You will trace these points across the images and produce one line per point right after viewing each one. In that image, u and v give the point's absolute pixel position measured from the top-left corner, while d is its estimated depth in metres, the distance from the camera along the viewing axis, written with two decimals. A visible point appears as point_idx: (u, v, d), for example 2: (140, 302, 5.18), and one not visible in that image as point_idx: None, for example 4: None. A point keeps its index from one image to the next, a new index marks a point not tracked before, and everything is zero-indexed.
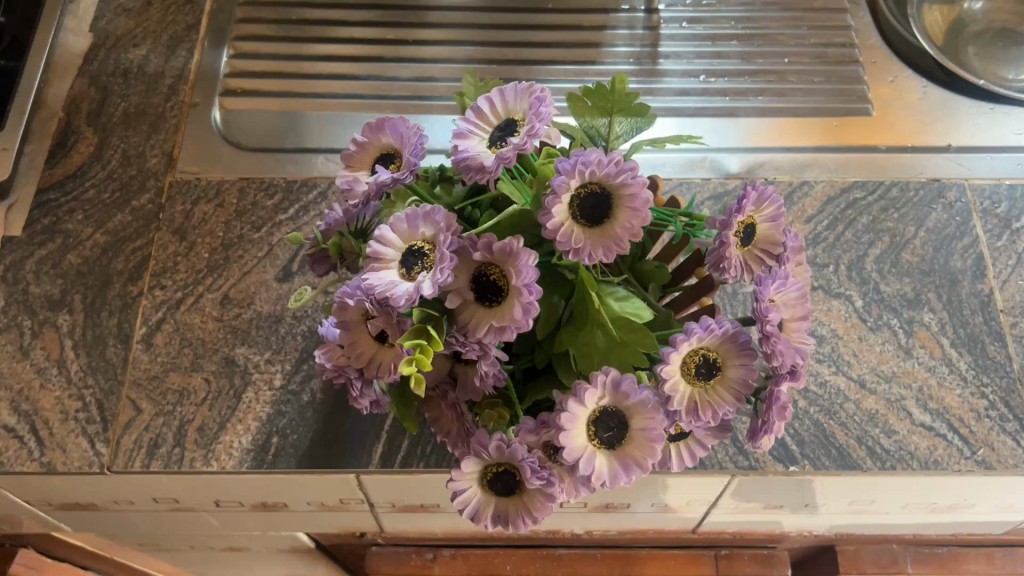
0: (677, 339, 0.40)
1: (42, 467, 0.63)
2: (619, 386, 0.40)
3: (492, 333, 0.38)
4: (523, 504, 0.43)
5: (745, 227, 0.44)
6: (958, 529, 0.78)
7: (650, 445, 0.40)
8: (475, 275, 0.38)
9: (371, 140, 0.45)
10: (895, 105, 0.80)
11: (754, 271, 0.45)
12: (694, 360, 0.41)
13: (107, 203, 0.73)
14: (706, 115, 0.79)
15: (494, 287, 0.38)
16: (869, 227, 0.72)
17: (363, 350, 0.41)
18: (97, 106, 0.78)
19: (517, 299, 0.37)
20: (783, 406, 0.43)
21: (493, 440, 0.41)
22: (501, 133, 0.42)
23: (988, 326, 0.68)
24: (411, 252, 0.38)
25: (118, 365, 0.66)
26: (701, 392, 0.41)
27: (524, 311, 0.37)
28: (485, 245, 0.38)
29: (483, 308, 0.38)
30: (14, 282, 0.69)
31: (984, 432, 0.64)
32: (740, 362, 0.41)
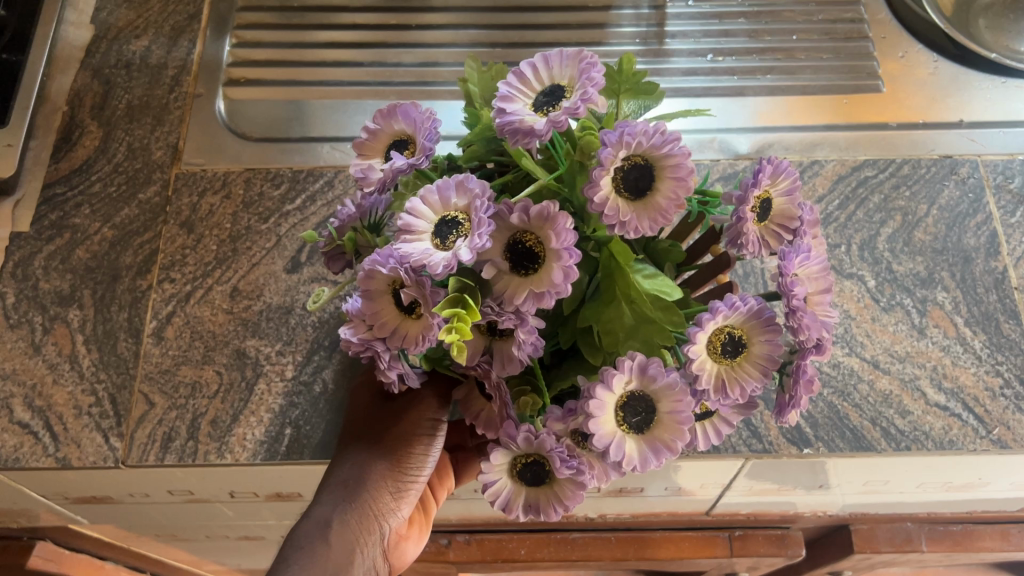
0: (704, 319, 0.39)
1: (57, 462, 0.63)
2: (647, 368, 0.39)
3: (531, 300, 0.37)
4: (555, 495, 0.44)
5: (762, 201, 0.43)
6: (973, 507, 0.78)
7: (679, 428, 0.39)
8: (509, 244, 0.38)
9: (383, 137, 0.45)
10: (906, 81, 0.79)
11: (771, 246, 0.44)
12: (720, 338, 0.40)
13: (114, 197, 0.73)
14: (714, 95, 0.78)
15: (530, 254, 0.37)
16: (881, 206, 0.71)
17: (387, 321, 0.40)
18: (101, 99, 0.78)
19: (557, 263, 0.37)
20: (810, 380, 0.43)
21: (521, 432, 0.41)
22: (546, 100, 0.40)
23: (1002, 304, 0.67)
24: (445, 222, 0.37)
25: (130, 360, 0.66)
26: (727, 371, 0.41)
27: (564, 276, 0.37)
28: (522, 209, 0.37)
29: (518, 276, 0.38)
30: (24, 278, 0.69)
31: (999, 411, 0.63)
32: (766, 338, 0.40)
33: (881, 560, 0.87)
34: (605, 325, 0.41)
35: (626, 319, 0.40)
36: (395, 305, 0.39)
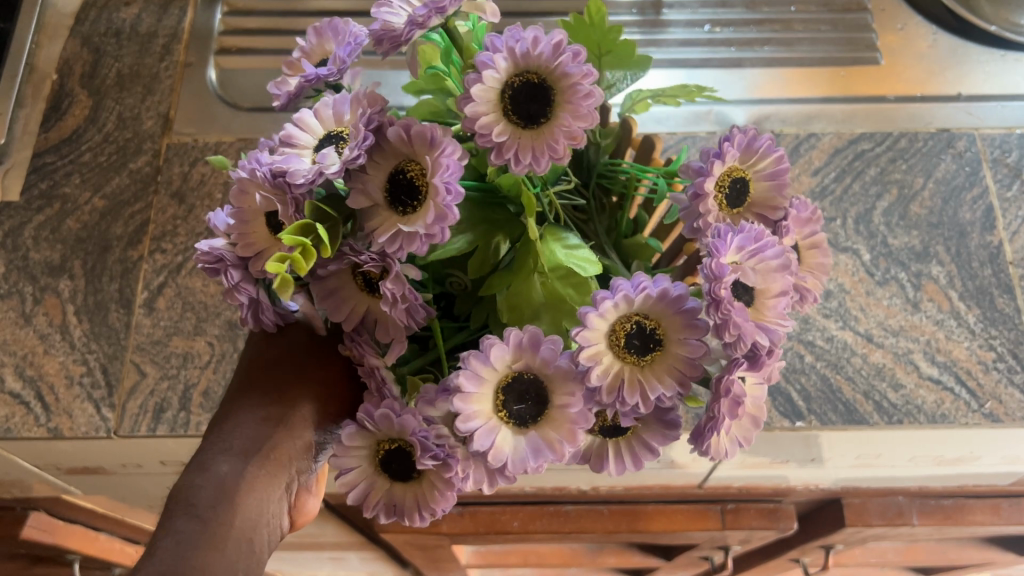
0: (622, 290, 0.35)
1: (49, 432, 0.63)
2: (539, 350, 0.35)
3: (397, 240, 0.34)
4: (420, 494, 0.39)
5: (729, 182, 0.40)
6: (964, 481, 0.79)
7: (571, 428, 0.35)
8: (391, 175, 0.35)
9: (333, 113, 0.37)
10: (904, 54, 0.78)
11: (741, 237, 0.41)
12: (625, 328, 0.35)
13: (104, 166, 0.72)
14: (711, 67, 0.77)
15: (410, 188, 0.34)
16: (877, 179, 0.71)
17: (256, 242, 0.37)
18: (91, 67, 0.77)
19: (433, 202, 0.34)
20: (736, 399, 0.36)
21: (380, 408, 0.37)
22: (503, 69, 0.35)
23: (997, 279, 0.67)
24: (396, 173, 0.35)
25: (122, 331, 0.66)
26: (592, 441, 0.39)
27: (439, 215, 0.34)
28: (404, 132, 0.34)
29: (394, 212, 0.35)
30: (14, 248, 0.69)
31: (992, 385, 0.63)
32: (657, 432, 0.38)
33: (872, 533, 0.88)
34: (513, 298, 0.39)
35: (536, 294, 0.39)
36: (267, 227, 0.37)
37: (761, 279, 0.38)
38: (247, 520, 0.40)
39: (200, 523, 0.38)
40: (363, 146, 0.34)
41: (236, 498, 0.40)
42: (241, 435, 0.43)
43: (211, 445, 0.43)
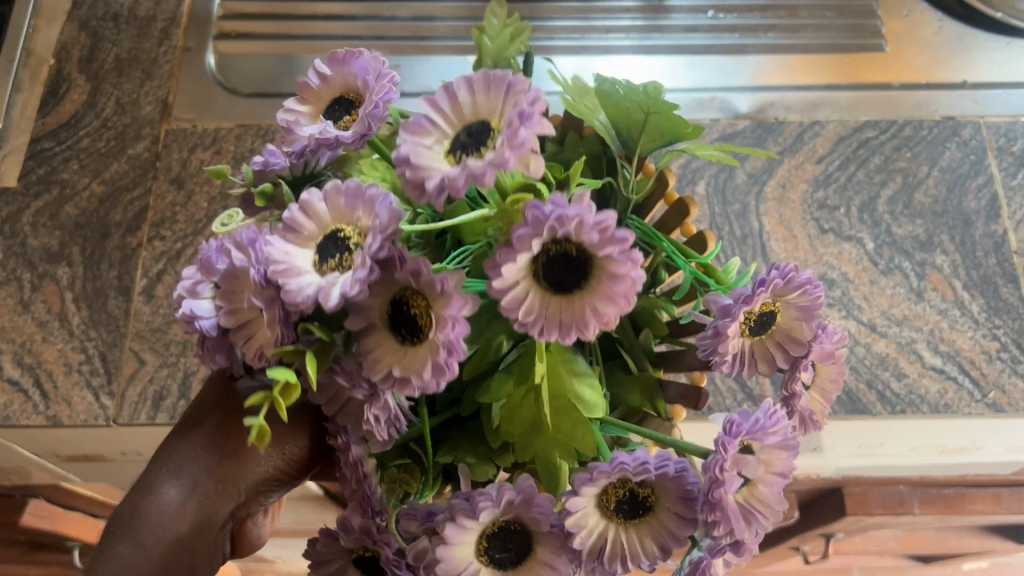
0: (500, 249, 0.29)
1: (48, 420, 0.63)
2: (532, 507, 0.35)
3: (399, 381, 0.32)
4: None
5: (759, 316, 0.37)
6: (966, 471, 0.79)
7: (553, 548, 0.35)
8: (392, 302, 0.32)
9: (341, 201, 0.32)
10: (909, 41, 0.77)
11: (760, 367, 0.38)
12: (616, 494, 0.35)
13: (102, 152, 0.71)
14: (715, 53, 0.77)
15: (413, 323, 0.31)
16: (882, 167, 0.70)
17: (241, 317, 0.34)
18: (89, 53, 0.76)
19: (434, 357, 0.31)
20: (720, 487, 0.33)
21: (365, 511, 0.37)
22: (466, 143, 0.31)
23: (1001, 268, 0.66)
24: (332, 240, 0.32)
25: (121, 319, 0.66)
26: (617, 537, 0.35)
27: (435, 372, 0.31)
28: (412, 272, 0.30)
29: (395, 340, 0.32)
30: (13, 234, 0.68)
31: (996, 374, 0.63)
32: (676, 510, 0.35)
33: (873, 523, 0.88)
34: (509, 412, 0.38)
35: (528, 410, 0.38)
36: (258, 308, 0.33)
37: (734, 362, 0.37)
38: (187, 546, 0.40)
39: (138, 547, 0.39)
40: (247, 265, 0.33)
41: (177, 533, 0.40)
42: (186, 451, 0.42)
43: (159, 466, 0.42)
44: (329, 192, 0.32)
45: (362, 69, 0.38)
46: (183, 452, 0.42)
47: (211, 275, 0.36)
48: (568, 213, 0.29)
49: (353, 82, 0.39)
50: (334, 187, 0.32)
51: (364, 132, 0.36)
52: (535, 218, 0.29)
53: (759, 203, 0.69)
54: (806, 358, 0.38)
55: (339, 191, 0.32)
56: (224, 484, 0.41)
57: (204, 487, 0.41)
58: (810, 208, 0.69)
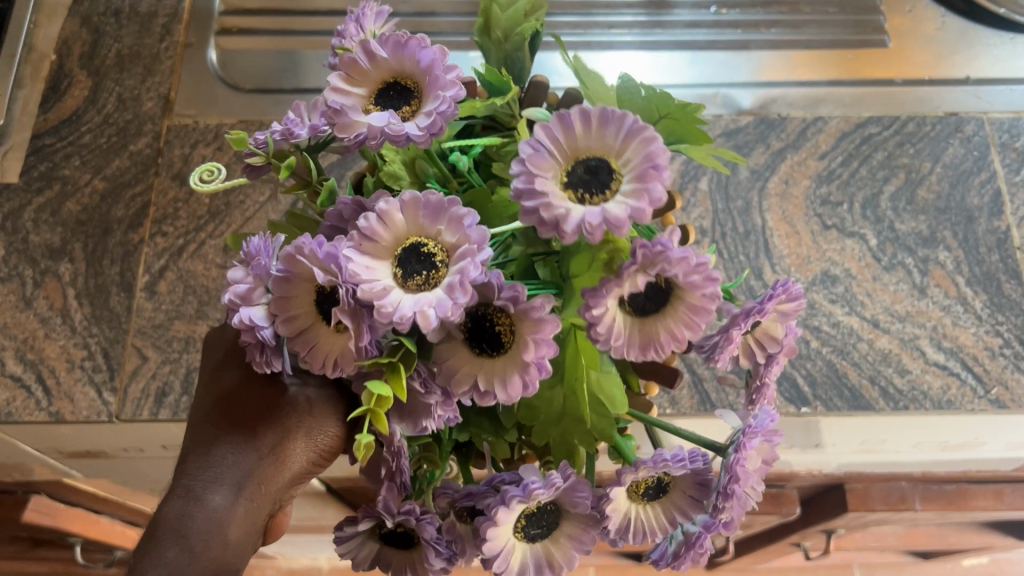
0: (609, 283, 0.32)
1: (51, 416, 0.63)
2: (573, 493, 0.38)
3: (480, 394, 0.35)
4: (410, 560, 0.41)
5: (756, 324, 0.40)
6: (968, 467, 0.79)
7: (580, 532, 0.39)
8: (472, 314, 0.34)
9: (419, 215, 0.33)
10: (912, 37, 0.77)
11: (743, 360, 0.43)
12: (646, 482, 0.39)
13: (104, 148, 0.71)
14: (717, 49, 0.77)
15: (495, 339, 0.34)
16: (884, 163, 0.70)
17: (300, 314, 0.34)
18: (89, 48, 0.75)
19: (522, 373, 0.34)
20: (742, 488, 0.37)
21: (401, 510, 0.38)
22: (586, 180, 0.32)
23: (1004, 264, 0.66)
24: (414, 256, 0.33)
25: (123, 315, 0.65)
26: (638, 515, 0.40)
27: (523, 386, 0.34)
28: (508, 299, 0.32)
29: (469, 350, 0.34)
30: (14, 230, 0.68)
31: (998, 371, 0.63)
32: (689, 493, 0.40)
33: (874, 519, 0.88)
34: (531, 399, 0.40)
35: (555, 403, 0.39)
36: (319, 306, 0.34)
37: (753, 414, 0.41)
38: (236, 553, 0.38)
39: (188, 555, 0.36)
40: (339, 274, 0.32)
41: (225, 538, 0.37)
42: (222, 454, 0.40)
43: (196, 475, 0.39)
44: (408, 203, 0.33)
45: (426, 60, 0.36)
46: (221, 457, 0.40)
47: (264, 281, 0.34)
48: (676, 257, 0.31)
49: (412, 70, 0.37)
50: (413, 198, 0.33)
51: (433, 130, 0.35)
52: (648, 258, 0.31)
53: (762, 199, 0.69)
54: (779, 354, 0.42)
55: (419, 204, 0.33)
56: (264, 485, 0.40)
57: (249, 490, 0.39)
58: (813, 204, 0.69)
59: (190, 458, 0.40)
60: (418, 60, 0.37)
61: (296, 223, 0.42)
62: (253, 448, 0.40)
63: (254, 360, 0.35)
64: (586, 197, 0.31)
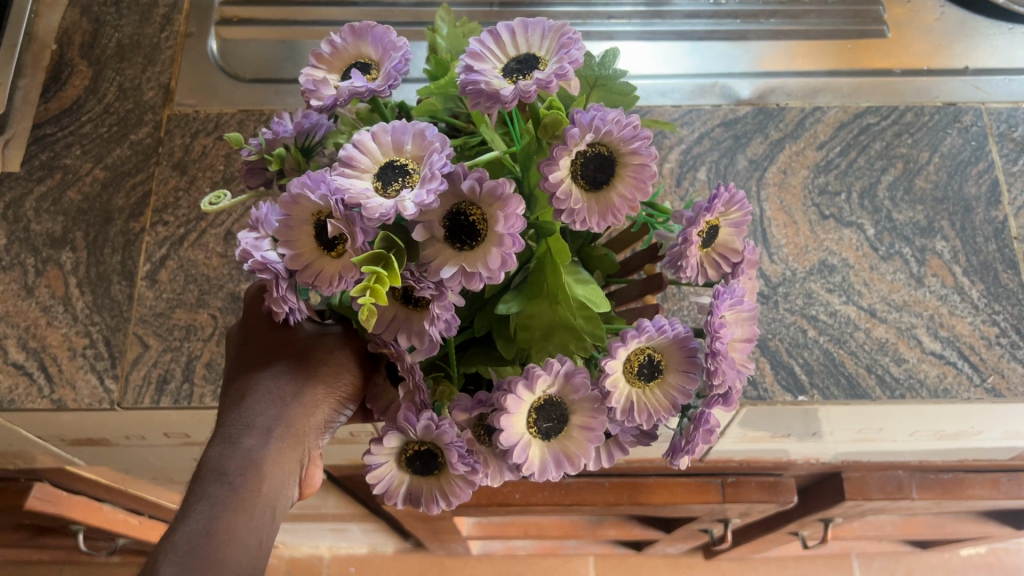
0: (558, 147, 0.34)
1: (53, 404, 0.63)
2: (572, 378, 0.38)
3: (463, 278, 0.34)
4: (439, 485, 0.42)
5: (709, 228, 0.41)
6: (964, 456, 0.79)
7: (586, 444, 0.39)
8: (450, 213, 0.34)
9: (387, 141, 0.34)
10: (911, 27, 0.77)
11: (709, 275, 0.42)
12: (638, 359, 0.39)
13: (105, 137, 0.72)
14: (716, 39, 0.77)
15: (472, 230, 0.34)
16: (883, 153, 0.70)
17: (301, 252, 0.34)
18: (91, 38, 0.76)
19: (499, 246, 0.34)
20: (710, 429, 0.40)
21: (421, 420, 0.39)
22: (519, 69, 0.36)
23: (1001, 254, 0.67)
24: (391, 167, 0.33)
25: (124, 303, 0.66)
26: (638, 397, 0.40)
27: (501, 262, 0.34)
28: (476, 180, 0.33)
29: (451, 249, 0.34)
30: (15, 219, 0.68)
31: (995, 359, 0.64)
32: (682, 367, 0.40)
33: (871, 507, 0.89)
34: (524, 319, 0.40)
35: (544, 318, 0.39)
36: (316, 236, 0.34)
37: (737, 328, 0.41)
38: (273, 488, 0.38)
39: (229, 489, 0.37)
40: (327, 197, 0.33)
41: (261, 473, 0.38)
42: (249, 401, 0.41)
43: (228, 423, 0.40)
44: (375, 133, 0.34)
45: (375, 35, 0.40)
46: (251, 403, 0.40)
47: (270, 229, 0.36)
48: (608, 115, 0.34)
49: (363, 48, 0.41)
50: (380, 127, 0.34)
51: (392, 82, 0.38)
52: (587, 121, 0.34)
53: (760, 188, 0.69)
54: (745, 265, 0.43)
55: (386, 131, 0.34)
56: (293, 430, 0.41)
57: (280, 432, 0.40)
58: (811, 194, 0.69)
59: (221, 413, 0.41)
60: (374, 38, 0.40)
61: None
62: (278, 395, 0.41)
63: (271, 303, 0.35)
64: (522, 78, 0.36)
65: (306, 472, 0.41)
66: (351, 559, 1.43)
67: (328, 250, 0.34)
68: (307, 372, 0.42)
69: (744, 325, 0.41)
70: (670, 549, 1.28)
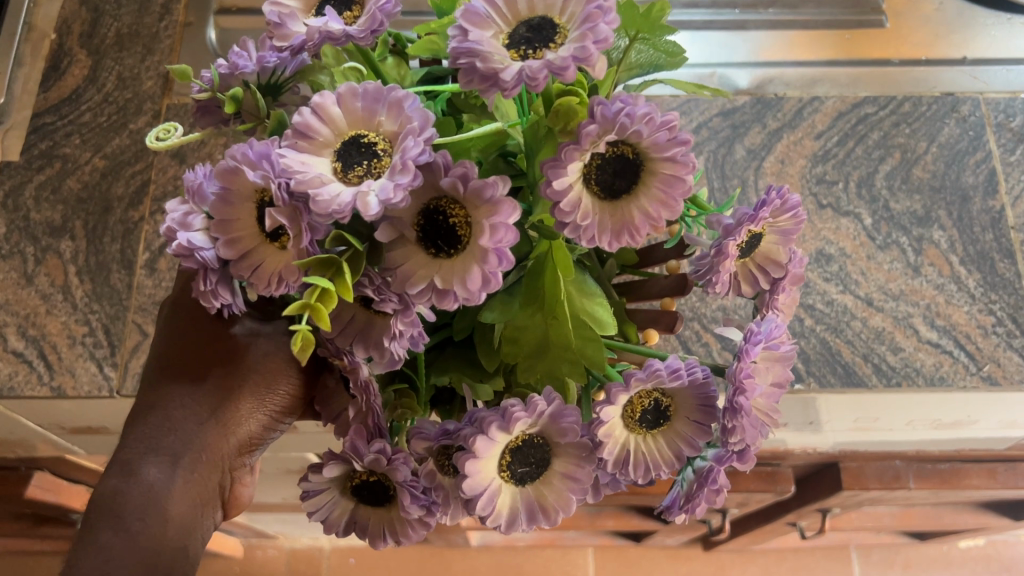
0: (569, 147, 0.30)
1: (52, 391, 0.64)
2: (560, 420, 0.37)
3: (432, 292, 0.32)
4: (387, 521, 0.42)
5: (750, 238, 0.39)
6: (961, 445, 0.79)
7: (567, 495, 0.39)
8: (429, 212, 0.32)
9: (357, 107, 0.31)
10: (908, 18, 0.77)
11: (744, 287, 0.40)
12: (642, 405, 0.39)
13: (105, 127, 0.72)
14: (716, 29, 0.77)
15: (451, 235, 0.32)
16: (880, 143, 0.70)
17: (239, 236, 0.33)
18: (90, 27, 0.75)
19: (481, 262, 0.31)
20: (715, 490, 0.40)
21: (371, 453, 0.38)
22: (528, 38, 0.31)
23: (998, 244, 0.67)
24: (355, 148, 0.31)
25: (123, 292, 0.66)
26: (638, 446, 0.39)
27: (483, 281, 0.31)
28: (461, 177, 0.31)
29: (426, 254, 0.32)
30: (15, 208, 0.69)
31: (991, 348, 0.64)
32: (693, 419, 0.40)
33: (869, 497, 0.89)
34: (514, 332, 0.39)
35: (539, 332, 0.39)
36: (257, 223, 0.32)
37: (767, 369, 0.40)
38: (178, 527, 0.40)
39: (122, 532, 0.39)
40: (270, 174, 0.30)
41: (166, 513, 0.40)
42: (160, 423, 0.42)
43: (136, 446, 0.41)
44: (344, 95, 0.31)
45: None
46: (168, 422, 0.42)
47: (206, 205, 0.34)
48: (638, 111, 0.31)
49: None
50: (349, 88, 0.31)
51: (374, 28, 0.34)
52: (613, 115, 0.30)
53: (758, 178, 0.69)
54: (785, 282, 0.41)
55: (356, 97, 0.31)
56: (206, 455, 0.42)
57: (188, 460, 0.41)
58: (809, 183, 0.69)
59: (136, 424, 0.42)
60: None
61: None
62: (191, 417, 0.42)
63: (200, 292, 0.34)
64: (530, 52, 0.30)
65: (224, 490, 0.43)
66: (351, 550, 1.44)
67: (271, 239, 0.32)
68: (225, 391, 0.42)
69: (775, 368, 0.40)
70: (669, 540, 1.29)
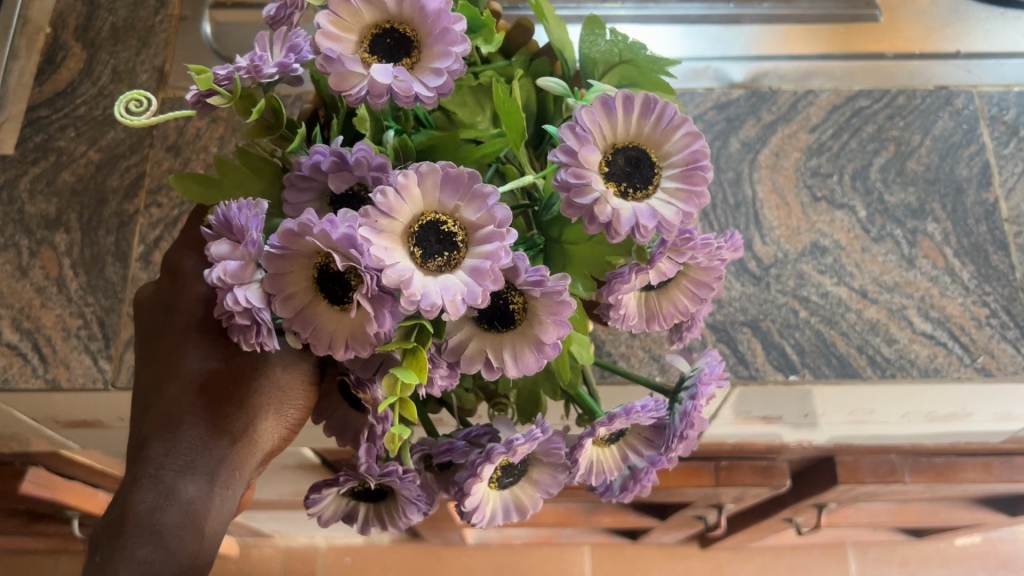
0: (633, 268, 0.36)
1: (47, 383, 0.64)
2: (549, 445, 0.41)
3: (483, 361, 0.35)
4: (378, 513, 0.45)
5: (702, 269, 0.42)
6: (956, 439, 0.79)
7: (537, 494, 0.44)
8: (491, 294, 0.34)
9: (437, 187, 0.31)
10: (906, 10, 0.78)
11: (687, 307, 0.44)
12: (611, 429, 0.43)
13: (99, 120, 0.72)
14: (710, 23, 0.77)
15: (509, 317, 0.34)
16: (875, 136, 0.70)
17: (292, 287, 0.32)
18: (85, 21, 0.75)
19: (535, 348, 0.35)
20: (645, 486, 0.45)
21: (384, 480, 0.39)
22: (630, 173, 0.33)
23: (992, 236, 0.67)
24: (437, 233, 0.31)
25: (118, 284, 0.66)
26: (600, 458, 0.44)
27: (536, 361, 0.35)
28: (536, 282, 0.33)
29: (480, 327, 0.35)
30: (10, 200, 0.68)
31: (985, 340, 0.64)
32: (645, 435, 0.44)
33: (865, 492, 0.89)
34: None
35: None
36: (313, 275, 0.32)
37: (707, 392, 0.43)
38: (211, 544, 0.37)
39: (164, 553, 0.35)
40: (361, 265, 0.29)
41: (201, 530, 0.37)
42: (191, 439, 0.38)
43: (160, 463, 0.37)
44: (426, 174, 0.31)
45: (432, 10, 0.34)
46: (192, 436, 0.38)
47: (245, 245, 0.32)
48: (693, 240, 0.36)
49: (410, 16, 0.34)
50: (431, 169, 0.31)
51: (442, 92, 0.35)
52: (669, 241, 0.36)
53: (753, 171, 0.69)
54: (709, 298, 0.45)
55: (436, 175, 0.31)
56: (237, 470, 0.39)
57: (223, 476, 0.38)
58: (803, 176, 0.69)
59: (152, 439, 0.38)
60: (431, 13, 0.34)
61: (245, 160, 0.39)
62: (222, 431, 0.39)
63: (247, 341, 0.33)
64: (630, 191, 0.33)
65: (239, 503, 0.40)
66: (348, 549, 1.43)
67: (336, 303, 0.32)
68: (255, 401, 0.40)
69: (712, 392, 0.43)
70: (665, 537, 1.29)
